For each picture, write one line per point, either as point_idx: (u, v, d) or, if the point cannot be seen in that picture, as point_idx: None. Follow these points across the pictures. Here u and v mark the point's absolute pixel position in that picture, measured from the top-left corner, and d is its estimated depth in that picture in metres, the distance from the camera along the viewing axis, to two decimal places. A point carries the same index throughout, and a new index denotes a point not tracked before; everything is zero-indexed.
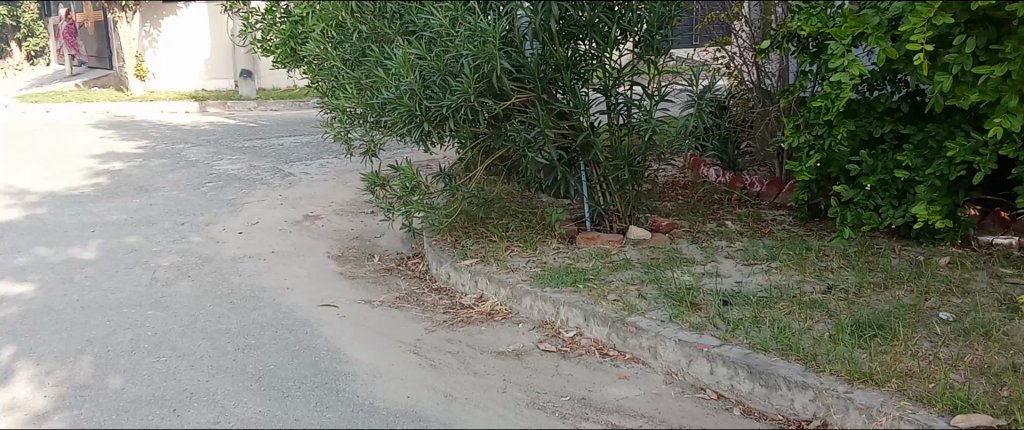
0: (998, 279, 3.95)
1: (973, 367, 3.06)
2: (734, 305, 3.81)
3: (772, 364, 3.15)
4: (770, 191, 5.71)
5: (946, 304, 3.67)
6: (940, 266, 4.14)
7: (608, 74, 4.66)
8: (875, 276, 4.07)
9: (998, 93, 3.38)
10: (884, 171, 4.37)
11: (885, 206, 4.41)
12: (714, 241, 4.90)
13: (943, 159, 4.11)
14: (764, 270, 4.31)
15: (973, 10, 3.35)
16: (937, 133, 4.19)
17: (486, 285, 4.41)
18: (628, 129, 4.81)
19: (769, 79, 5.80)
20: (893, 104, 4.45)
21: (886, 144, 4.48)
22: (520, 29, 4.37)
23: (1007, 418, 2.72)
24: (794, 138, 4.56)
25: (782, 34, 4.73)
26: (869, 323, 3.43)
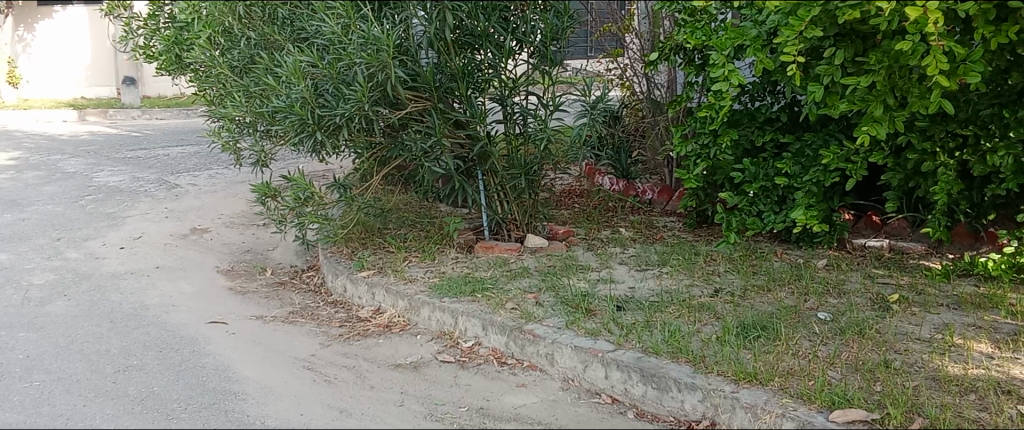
0: (870, 279, 4.18)
1: (849, 364, 3.22)
2: (628, 310, 3.88)
3: (663, 367, 3.23)
4: (661, 197, 5.90)
5: (824, 305, 3.86)
6: (818, 268, 4.35)
7: (505, 84, 4.66)
8: (758, 279, 4.24)
9: (865, 103, 3.60)
10: (765, 178, 4.58)
11: (767, 212, 4.61)
12: (609, 248, 5.00)
13: (819, 166, 4.35)
14: (656, 275, 4.42)
15: (841, 24, 3.54)
16: (813, 142, 4.44)
17: (383, 297, 4.34)
18: (525, 138, 4.85)
19: (658, 90, 5.98)
20: (773, 114, 4.67)
21: (766, 153, 4.69)
22: (415, 38, 4.35)
23: (880, 412, 2.85)
24: (682, 147, 4.73)
25: (670, 47, 4.90)
26: (753, 324, 3.57)
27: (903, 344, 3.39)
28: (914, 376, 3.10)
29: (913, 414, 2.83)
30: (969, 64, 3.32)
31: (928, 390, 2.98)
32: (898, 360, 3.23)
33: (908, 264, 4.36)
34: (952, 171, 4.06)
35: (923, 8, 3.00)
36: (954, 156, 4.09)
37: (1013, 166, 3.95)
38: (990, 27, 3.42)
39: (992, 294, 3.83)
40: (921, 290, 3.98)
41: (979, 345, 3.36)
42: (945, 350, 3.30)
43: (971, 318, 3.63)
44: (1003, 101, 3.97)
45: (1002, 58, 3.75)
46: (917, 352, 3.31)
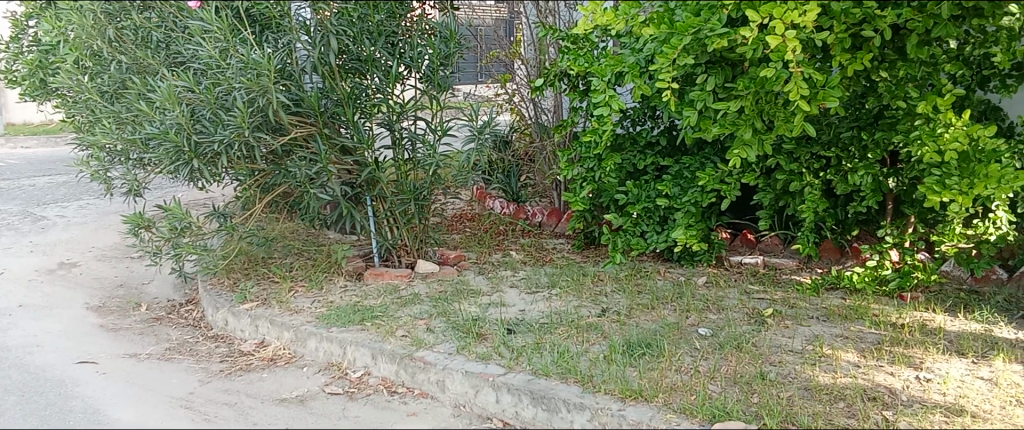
0: (747, 295, 4.36)
1: (728, 377, 3.33)
2: (518, 333, 3.90)
3: (552, 388, 3.26)
4: (550, 220, 5.98)
5: (704, 321, 3.99)
6: (698, 285, 4.51)
7: (392, 109, 4.61)
8: (643, 298, 4.35)
9: (735, 126, 3.80)
10: (647, 199, 4.72)
11: (650, 232, 4.75)
12: (500, 271, 5.01)
13: (696, 187, 4.52)
14: (546, 297, 4.46)
15: (711, 52, 3.70)
16: (691, 165, 4.63)
17: (267, 329, 4.20)
18: (413, 164, 4.81)
19: (544, 115, 6.06)
20: (653, 138, 4.85)
21: (648, 175, 4.85)
22: (299, 63, 4.28)
23: (757, 422, 2.95)
24: (568, 171, 4.84)
25: (554, 73, 5.01)
26: (639, 342, 3.66)
27: (777, 356, 3.53)
28: (789, 387, 3.23)
29: (787, 423, 2.93)
30: (827, 89, 3.53)
31: (801, 400, 3.11)
32: (773, 372, 3.36)
33: (781, 279, 4.58)
34: (817, 190, 4.31)
35: (783, 37, 3.26)
36: (819, 176, 4.34)
37: (872, 185, 4.21)
38: (846, 54, 3.67)
39: (857, 306, 4.06)
40: (793, 304, 4.18)
41: (846, 354, 3.53)
42: (816, 361, 3.46)
43: (838, 329, 3.83)
44: (862, 124, 4.22)
45: (859, 83, 3.99)
46: (791, 363, 3.46)
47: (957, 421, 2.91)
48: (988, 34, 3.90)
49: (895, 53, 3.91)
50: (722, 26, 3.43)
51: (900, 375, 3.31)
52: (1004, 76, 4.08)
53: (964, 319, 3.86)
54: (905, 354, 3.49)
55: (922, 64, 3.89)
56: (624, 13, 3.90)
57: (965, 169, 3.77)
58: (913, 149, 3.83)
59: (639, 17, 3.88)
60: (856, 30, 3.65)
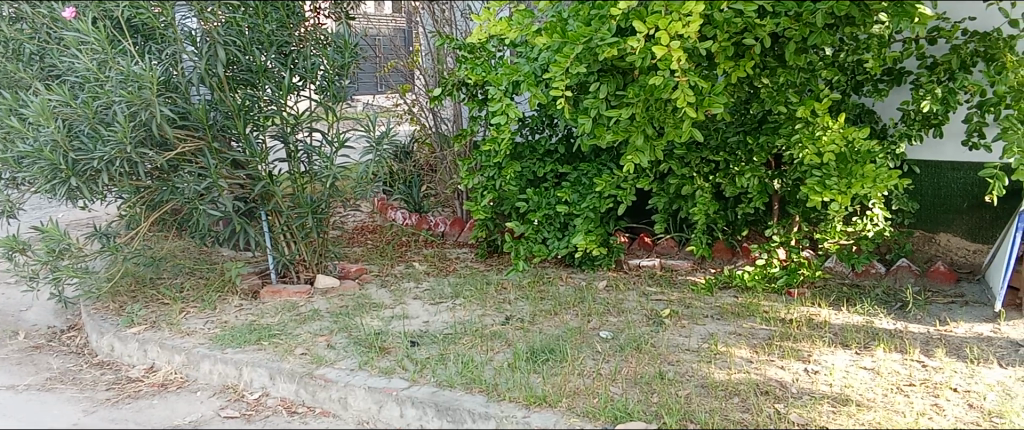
0: (646, 297, 4.45)
1: (629, 379, 3.38)
2: (422, 345, 3.86)
3: (456, 399, 3.23)
4: (453, 230, 5.95)
5: (605, 324, 4.05)
6: (599, 289, 4.58)
7: (286, 121, 4.47)
8: (546, 304, 4.38)
9: (628, 133, 3.89)
10: (548, 206, 4.77)
11: (551, 238, 4.80)
12: (403, 283, 4.94)
13: (594, 193, 4.59)
14: (449, 307, 4.43)
15: (603, 61, 3.76)
16: (588, 171, 4.71)
17: (157, 354, 4.01)
18: (311, 176, 4.66)
19: (445, 124, 6.04)
20: (551, 146, 4.90)
21: (548, 183, 4.90)
22: (185, 74, 4.12)
23: (657, 421, 3.00)
24: (469, 180, 4.85)
25: (452, 82, 4.99)
26: (542, 348, 3.68)
27: (675, 356, 3.62)
28: (686, 385, 3.30)
29: (686, 421, 2.99)
30: (712, 96, 3.66)
31: (698, 397, 3.19)
32: (671, 371, 3.44)
33: (676, 280, 4.70)
34: (708, 192, 4.47)
35: (667, 48, 3.36)
36: (709, 180, 4.50)
37: (758, 186, 4.39)
38: (729, 62, 3.82)
39: (748, 303, 4.22)
40: (689, 304, 4.31)
41: (740, 350, 3.65)
42: (711, 358, 3.56)
43: (732, 326, 3.96)
44: (747, 129, 4.40)
45: (742, 89, 4.16)
46: (688, 361, 3.55)
47: (844, 410, 3.03)
48: (860, 41, 4.09)
49: (776, 60, 4.12)
50: (611, 36, 3.53)
51: (789, 368, 3.44)
52: (876, 81, 4.36)
53: (847, 312, 4.05)
54: (793, 348, 3.64)
55: (801, 70, 4.07)
56: (518, 23, 3.96)
57: (843, 170, 3.97)
58: (795, 152, 4.01)
59: (532, 27, 3.93)
60: (738, 38, 3.81)
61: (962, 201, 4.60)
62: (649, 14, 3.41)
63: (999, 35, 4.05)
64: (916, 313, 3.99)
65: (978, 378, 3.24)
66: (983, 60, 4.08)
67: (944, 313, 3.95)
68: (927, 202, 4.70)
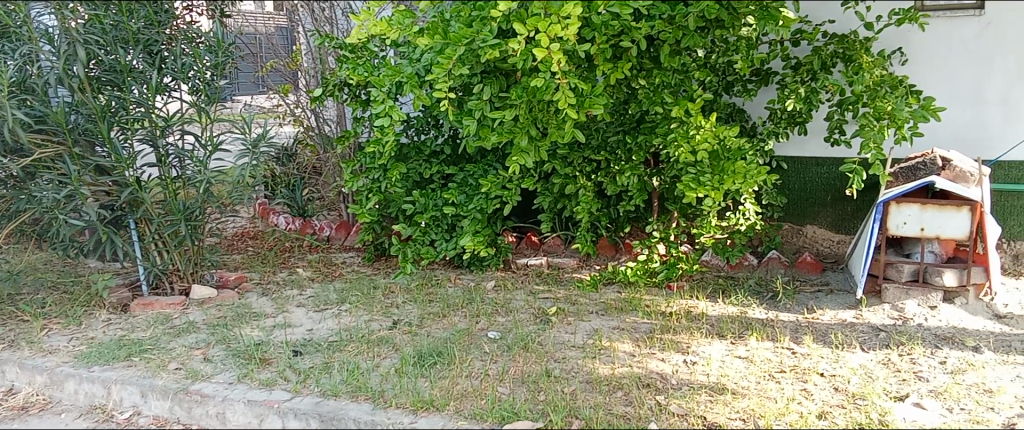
0: (533, 296, 4.49)
1: (516, 378, 3.39)
2: (305, 354, 3.75)
3: (341, 409, 3.16)
4: (339, 233, 5.81)
5: (493, 324, 4.06)
6: (487, 290, 4.59)
7: (155, 124, 4.23)
8: (434, 306, 4.35)
9: (512, 134, 3.91)
10: (434, 208, 4.74)
11: (439, 240, 4.77)
12: (285, 291, 4.79)
13: (480, 194, 4.60)
14: (334, 314, 4.32)
15: (485, 63, 3.77)
16: (475, 172, 4.71)
17: (16, 375, 3.73)
18: (183, 182, 4.41)
19: (327, 125, 5.84)
20: (437, 147, 4.86)
21: (434, 184, 4.86)
22: (42, 75, 3.87)
23: (543, 419, 3.01)
24: (353, 183, 4.76)
25: (333, 83, 4.88)
26: (430, 352, 3.64)
27: (561, 353, 3.66)
28: (571, 381, 3.34)
29: (571, 417, 3.01)
30: (593, 97, 3.72)
31: (583, 393, 3.22)
32: (557, 368, 3.47)
33: (563, 278, 4.78)
34: (590, 191, 4.59)
35: (547, 50, 3.37)
36: (591, 179, 4.61)
37: (638, 185, 4.51)
38: (607, 64, 3.89)
39: (631, 298, 4.33)
40: (575, 301, 4.38)
41: (623, 344, 3.73)
42: (595, 354, 3.62)
43: (615, 321, 4.05)
44: (626, 128, 4.49)
45: (620, 91, 4.26)
46: (573, 358, 3.60)
47: (720, 398, 3.13)
48: (730, 43, 4.28)
49: (651, 62, 4.23)
50: (493, 37, 3.53)
51: (669, 361, 3.54)
52: (745, 81, 4.56)
53: (723, 303, 4.22)
54: (673, 340, 3.75)
55: (675, 71, 4.20)
56: (398, 23, 3.87)
57: (716, 166, 4.12)
58: (671, 150, 4.12)
59: (413, 27, 3.88)
60: (615, 40, 3.89)
61: (826, 194, 4.87)
62: (529, 16, 3.43)
63: (855, 38, 4.34)
64: (786, 302, 4.20)
65: (842, 362, 3.41)
66: (841, 61, 4.32)
67: (811, 302, 4.17)
68: (794, 196, 4.96)
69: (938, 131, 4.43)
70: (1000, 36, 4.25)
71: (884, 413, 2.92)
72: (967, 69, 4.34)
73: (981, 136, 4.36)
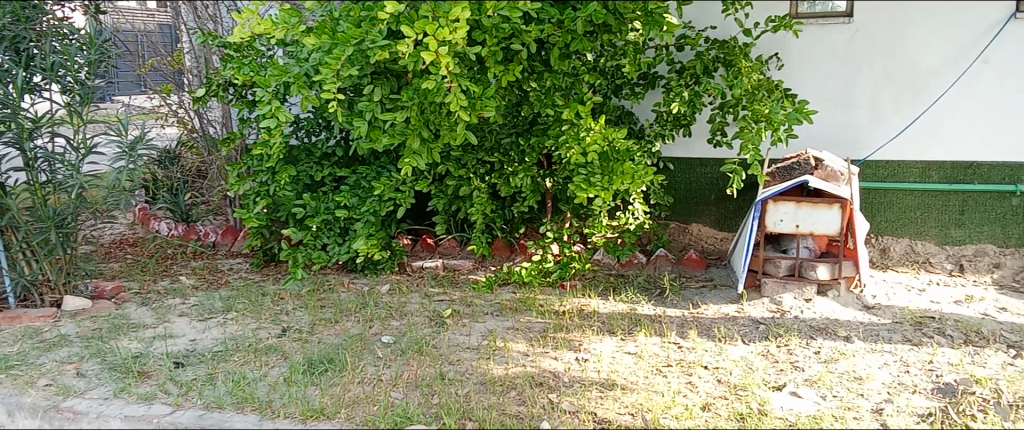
0: (428, 298, 4.46)
1: (410, 382, 3.36)
2: (188, 365, 3.59)
3: (225, 421, 3.05)
4: (226, 239, 5.59)
5: (387, 328, 4.00)
6: (381, 294, 4.52)
7: (20, 127, 3.97)
8: (326, 312, 4.25)
9: (404, 136, 3.87)
10: (326, 211, 4.63)
11: (331, 244, 4.66)
12: (166, 300, 4.57)
13: (373, 197, 4.53)
14: (220, 323, 4.16)
15: (375, 64, 3.71)
16: (367, 174, 4.63)
17: None
18: (53, 187, 4.14)
19: (212, 126, 5.63)
20: (328, 149, 4.76)
21: (326, 187, 4.75)
22: None
23: (436, 423, 3.00)
24: (239, 186, 4.60)
25: (217, 82, 4.71)
26: (320, 358, 3.56)
27: (455, 355, 3.65)
28: (465, 383, 3.33)
29: (464, 420, 3.01)
30: (484, 100, 3.73)
31: (477, 394, 3.23)
32: (452, 371, 3.46)
33: (458, 280, 4.77)
34: (484, 193, 4.62)
35: (435, 53, 3.35)
36: (485, 180, 4.64)
37: (531, 186, 4.56)
38: (499, 66, 3.89)
39: (525, 298, 4.36)
40: (470, 303, 4.38)
41: (517, 344, 3.76)
42: (489, 355, 3.63)
43: (510, 322, 4.08)
44: (519, 130, 4.52)
45: (512, 93, 4.25)
46: (467, 360, 3.59)
47: (610, 394, 3.20)
48: (617, 48, 4.36)
49: (542, 65, 4.21)
50: (383, 38, 3.48)
51: (562, 359, 3.59)
52: (633, 85, 4.69)
53: (614, 300, 4.32)
54: (566, 339, 3.81)
55: (565, 74, 4.23)
56: (283, 22, 3.77)
57: (606, 167, 4.20)
58: (562, 152, 4.18)
59: (300, 26, 3.78)
60: (506, 43, 3.88)
61: (710, 193, 5.07)
62: (418, 18, 3.41)
63: (735, 43, 4.51)
64: (673, 298, 4.33)
65: (725, 355, 3.55)
66: (722, 66, 4.50)
67: (696, 297, 4.32)
68: (681, 196, 5.14)
69: (811, 132, 4.69)
70: (867, 44, 4.50)
71: (763, 403, 3.06)
72: (837, 74, 4.58)
73: (849, 138, 4.63)
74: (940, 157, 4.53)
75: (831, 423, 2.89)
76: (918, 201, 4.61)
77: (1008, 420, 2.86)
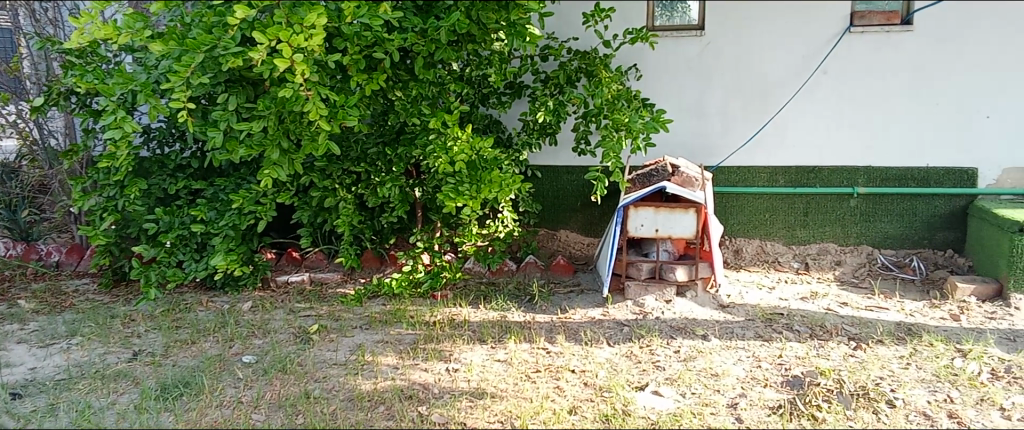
0: (293, 314, 4.32)
1: (272, 403, 3.24)
2: (26, 396, 3.32)
3: None
4: (71, 258, 5.22)
5: (248, 348, 3.84)
6: (243, 312, 4.34)
7: None
8: (182, 333, 4.04)
9: (262, 147, 3.72)
10: (181, 226, 4.40)
11: (187, 261, 4.44)
12: (2, 327, 4.21)
13: (232, 210, 4.34)
14: (63, 349, 3.87)
15: (228, 71, 3.57)
16: (226, 187, 4.44)
17: None
18: None
19: (54, 138, 5.21)
20: (183, 160, 4.54)
21: (181, 200, 4.53)
22: None
23: None
24: (83, 202, 4.29)
25: (58, 90, 4.40)
26: (176, 382, 3.38)
27: (322, 372, 3.55)
28: (331, 401, 3.24)
29: None
30: (345, 109, 3.65)
31: (343, 411, 3.15)
32: (316, 389, 3.36)
33: (326, 294, 4.64)
34: (351, 204, 4.52)
35: (290, 61, 3.25)
36: (351, 191, 4.55)
37: (399, 196, 4.49)
38: (361, 75, 3.80)
39: (395, 310, 4.31)
40: (338, 317, 4.28)
41: (385, 358, 3.69)
42: (357, 370, 3.55)
43: (379, 335, 4.01)
44: (386, 140, 4.46)
45: (377, 102, 4.18)
46: (334, 376, 3.50)
47: (480, 403, 3.20)
48: (483, 57, 4.37)
49: (407, 74, 4.16)
50: (236, 44, 3.35)
51: (432, 370, 3.56)
52: (500, 94, 4.74)
53: (484, 309, 4.34)
54: (436, 349, 3.78)
55: (432, 83, 4.19)
56: (127, 27, 3.55)
57: (474, 176, 4.19)
58: (430, 162, 4.13)
59: (145, 31, 3.57)
60: (368, 51, 3.80)
61: (576, 200, 5.19)
62: (271, 25, 3.31)
63: (596, 54, 4.64)
64: (542, 304, 4.40)
65: (591, 358, 3.63)
66: (584, 76, 4.62)
67: (564, 302, 4.40)
68: (549, 203, 5.24)
69: (669, 140, 4.91)
70: (718, 55, 4.74)
71: (626, 403, 3.15)
72: (691, 84, 4.81)
73: (703, 145, 4.87)
74: (786, 163, 4.82)
75: (690, 419, 3.01)
76: (766, 204, 4.90)
77: (850, 409, 3.05)
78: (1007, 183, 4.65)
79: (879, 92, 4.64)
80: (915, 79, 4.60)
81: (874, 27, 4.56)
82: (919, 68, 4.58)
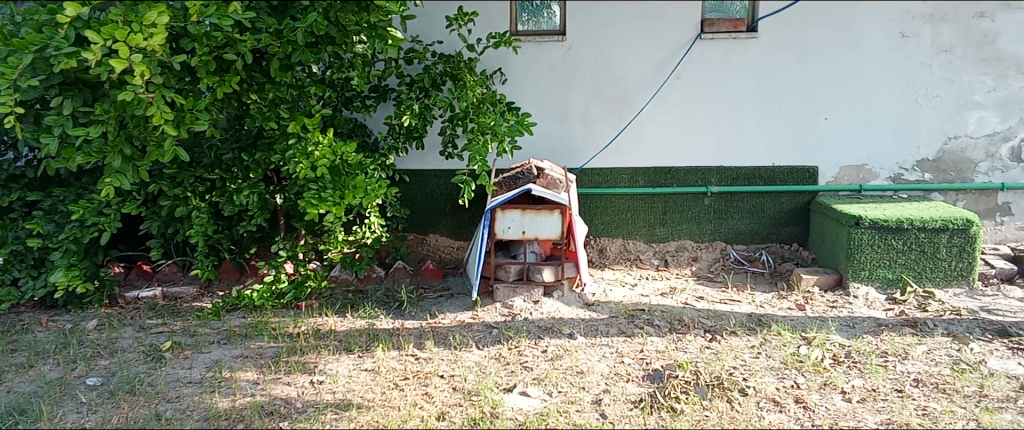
0: (144, 332, 4.07)
1: (119, 427, 3.03)
2: None
3: None
4: None
5: (93, 369, 3.59)
6: (87, 331, 4.05)
7: None
8: (17, 357, 3.72)
9: (103, 154, 3.48)
10: (15, 241, 4.06)
11: (24, 279, 4.12)
12: None
13: (72, 223, 4.03)
14: None
15: (62, 73, 3.32)
16: (65, 197, 4.12)
17: None
18: None
19: None
20: (16, 170, 4.20)
21: (15, 213, 4.18)
22: None
23: None
24: None
25: None
26: (8, 411, 3.11)
27: (175, 391, 3.36)
28: (186, 422, 3.07)
29: None
30: (194, 113, 3.47)
31: None
32: (169, 410, 3.17)
33: (181, 308, 4.41)
34: (205, 213, 4.31)
35: (128, 62, 3.06)
36: (205, 199, 4.34)
37: (258, 203, 4.30)
38: (212, 77, 3.62)
39: (256, 322, 4.14)
40: (194, 332, 4.07)
41: (246, 373, 3.54)
42: (214, 387, 3.39)
43: (238, 349, 3.84)
44: (243, 145, 4.33)
45: (230, 106, 4.01)
46: (189, 395, 3.31)
47: (345, 415, 3.13)
48: (343, 60, 4.23)
49: (263, 76, 4.01)
50: (69, 44, 3.12)
51: (295, 383, 3.44)
52: (364, 98, 4.66)
53: (351, 317, 4.24)
54: (300, 362, 3.67)
55: (288, 86, 4.06)
56: None
57: (337, 182, 4.08)
58: (289, 167, 3.99)
59: None
60: (218, 52, 3.63)
61: (444, 204, 5.18)
62: (106, 23, 3.09)
63: (460, 58, 4.64)
64: (410, 310, 4.35)
65: (459, 362, 3.62)
66: (449, 80, 4.61)
67: (433, 307, 4.37)
68: (416, 208, 5.20)
69: (533, 143, 5.00)
70: (579, 59, 4.85)
71: (494, 406, 3.16)
72: (553, 88, 4.90)
73: (566, 147, 4.99)
74: (644, 164, 5.00)
75: (556, 418, 3.05)
76: (628, 204, 5.07)
77: (706, 399, 3.19)
78: (843, 180, 5.01)
79: (728, 95, 4.89)
80: (761, 83, 4.87)
81: (722, 33, 4.80)
82: (764, 73, 4.85)
